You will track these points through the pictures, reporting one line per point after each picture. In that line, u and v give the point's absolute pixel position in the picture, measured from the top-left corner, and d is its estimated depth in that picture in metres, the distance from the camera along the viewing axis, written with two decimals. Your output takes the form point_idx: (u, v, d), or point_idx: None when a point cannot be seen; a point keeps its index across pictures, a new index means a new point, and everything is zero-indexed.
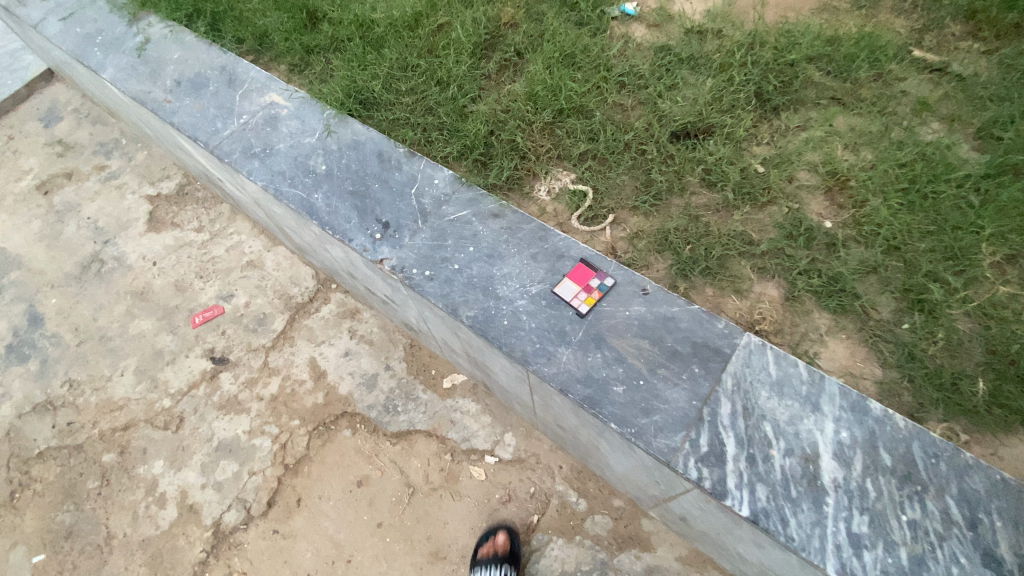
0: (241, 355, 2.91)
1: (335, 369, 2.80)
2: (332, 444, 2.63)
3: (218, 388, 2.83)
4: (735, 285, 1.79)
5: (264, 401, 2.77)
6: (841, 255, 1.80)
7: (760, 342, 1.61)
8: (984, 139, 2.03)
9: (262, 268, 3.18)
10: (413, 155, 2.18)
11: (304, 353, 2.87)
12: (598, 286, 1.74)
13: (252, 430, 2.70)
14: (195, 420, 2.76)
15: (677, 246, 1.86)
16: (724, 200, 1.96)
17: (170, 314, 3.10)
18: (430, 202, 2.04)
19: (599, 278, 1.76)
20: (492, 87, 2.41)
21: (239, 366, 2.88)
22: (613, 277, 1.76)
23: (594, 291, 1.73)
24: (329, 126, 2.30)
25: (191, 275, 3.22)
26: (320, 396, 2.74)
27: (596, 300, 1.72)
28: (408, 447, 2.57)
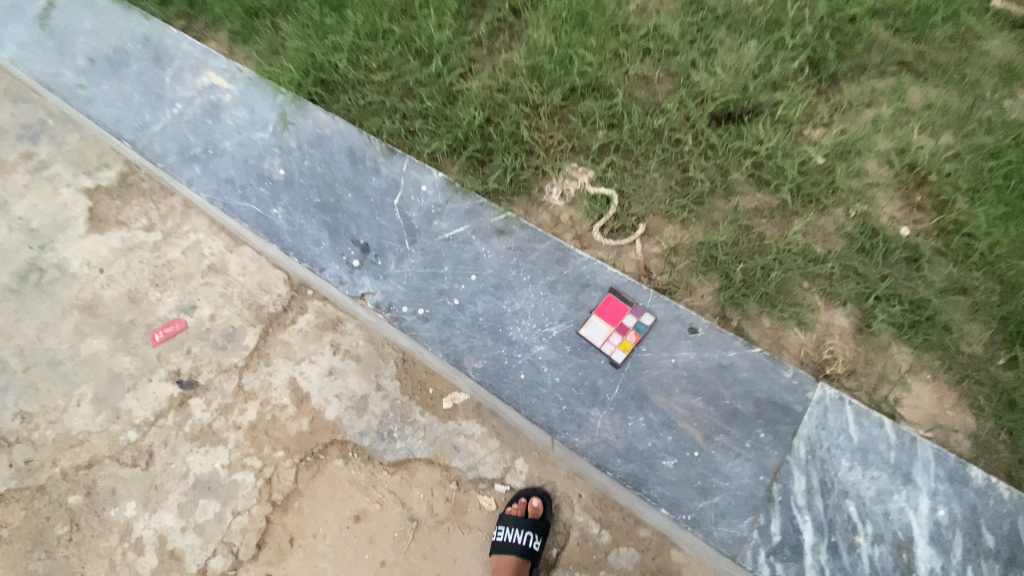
0: (212, 377, 2.26)
1: (316, 392, 2.24)
2: (323, 476, 2.14)
3: (190, 416, 2.22)
4: (800, 316, 1.47)
5: (241, 430, 2.20)
6: (923, 274, 1.50)
7: (837, 396, 1.32)
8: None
9: (226, 273, 2.40)
10: (392, 153, 1.75)
11: (281, 371, 2.26)
12: (633, 324, 1.41)
13: (232, 463, 2.16)
14: (167, 455, 2.17)
15: (727, 267, 1.51)
16: (780, 203, 1.61)
17: (124, 330, 2.33)
18: (418, 216, 1.64)
19: (634, 315, 1.42)
20: (485, 57, 1.93)
21: (210, 391, 2.25)
22: (653, 314, 1.42)
23: (629, 332, 1.40)
24: (284, 116, 1.87)
25: (141, 278, 2.39)
26: (303, 423, 2.20)
27: (632, 344, 1.39)
28: (408, 476, 2.14)
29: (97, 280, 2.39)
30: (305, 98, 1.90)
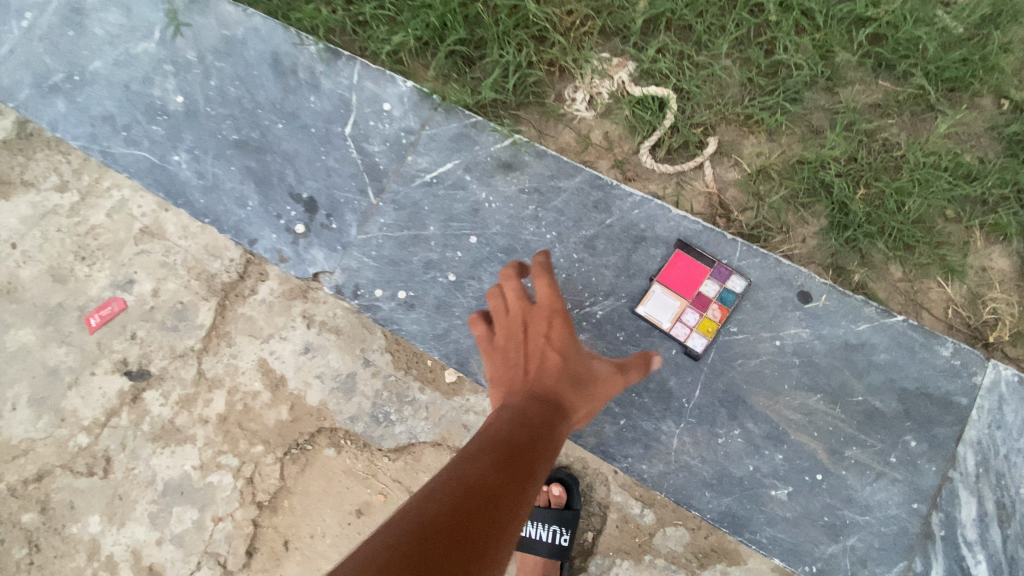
0: (166, 364, 1.25)
1: (292, 372, 1.23)
2: (314, 469, 1.23)
3: (148, 413, 1.24)
4: (946, 260, 1.02)
5: (209, 423, 1.24)
6: None
7: (1018, 377, 0.91)
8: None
9: (163, 237, 1.25)
10: (337, 56, 1.19)
11: (247, 352, 1.24)
12: (716, 294, 0.97)
13: (204, 463, 1.23)
14: (128, 458, 1.23)
15: (843, 195, 1.04)
16: (911, 93, 1.10)
17: (52, 316, 1.26)
18: (384, 153, 1.12)
19: (716, 280, 0.97)
20: None
21: (169, 380, 1.25)
22: (744, 277, 0.97)
23: (709, 306, 0.97)
24: (174, 14, 1.27)
25: (61, 251, 1.27)
26: (283, 412, 1.23)
27: (717, 324, 0.96)
28: (414, 457, 1.21)
29: (7, 255, 1.27)
30: None
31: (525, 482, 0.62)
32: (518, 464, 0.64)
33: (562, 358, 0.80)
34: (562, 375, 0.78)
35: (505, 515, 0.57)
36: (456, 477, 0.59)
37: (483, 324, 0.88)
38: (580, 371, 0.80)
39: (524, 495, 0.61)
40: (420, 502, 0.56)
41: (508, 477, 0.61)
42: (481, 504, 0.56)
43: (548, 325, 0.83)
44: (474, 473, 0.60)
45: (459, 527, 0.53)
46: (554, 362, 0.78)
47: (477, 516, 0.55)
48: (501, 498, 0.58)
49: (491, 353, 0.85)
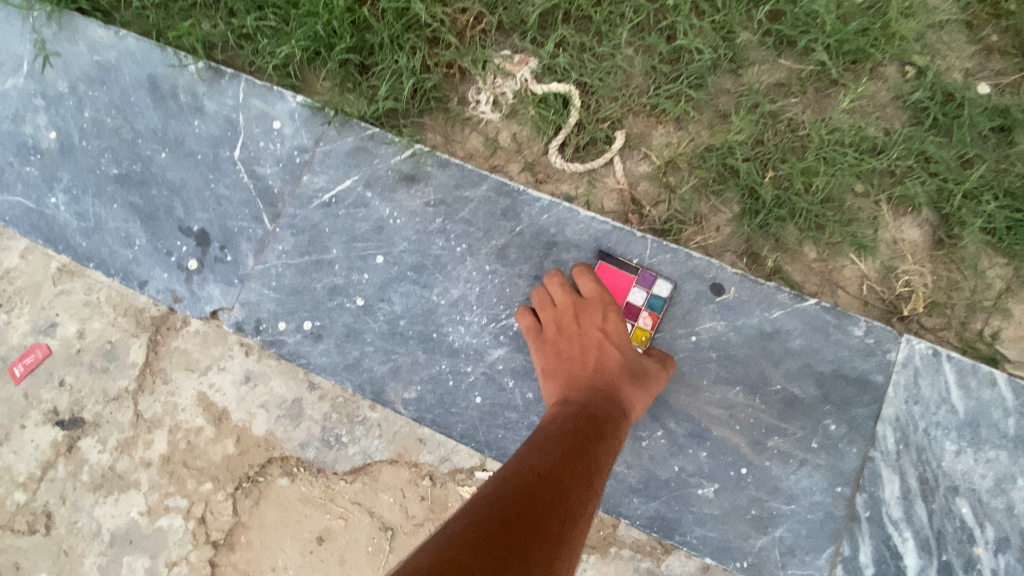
0: (100, 410, 1.11)
1: (235, 405, 1.09)
2: (268, 502, 1.08)
3: (86, 461, 1.10)
4: (857, 237, 1.02)
5: (151, 466, 1.09)
6: (1017, 148, 1.05)
7: (932, 349, 0.91)
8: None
9: (85, 274, 1.12)
10: (219, 76, 1.11)
11: (185, 388, 1.09)
12: (645, 302, 0.95)
13: (151, 508, 1.09)
14: (69, 511, 1.10)
15: (751, 179, 1.03)
16: (812, 71, 1.08)
17: None
18: (277, 176, 1.06)
19: (642, 287, 0.95)
20: None
21: (104, 426, 1.10)
22: (668, 279, 0.95)
23: (639, 315, 0.95)
24: (41, 44, 1.18)
25: None
26: (229, 446, 1.09)
27: (649, 332, 0.94)
28: (372, 477, 1.07)
29: None
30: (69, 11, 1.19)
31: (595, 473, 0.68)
32: (589, 455, 0.69)
33: (615, 354, 0.86)
34: (619, 371, 0.84)
35: (580, 501, 0.63)
36: (531, 462, 0.65)
37: (531, 315, 0.95)
38: (635, 369, 0.86)
39: (594, 485, 0.67)
40: (501, 481, 0.62)
41: (580, 465, 0.67)
42: (558, 490, 0.61)
43: (602, 320, 0.89)
44: (548, 459, 0.66)
45: (539, 507, 0.58)
46: (611, 356, 0.85)
47: (554, 499, 0.60)
48: (575, 484, 0.64)
49: (541, 343, 0.91)
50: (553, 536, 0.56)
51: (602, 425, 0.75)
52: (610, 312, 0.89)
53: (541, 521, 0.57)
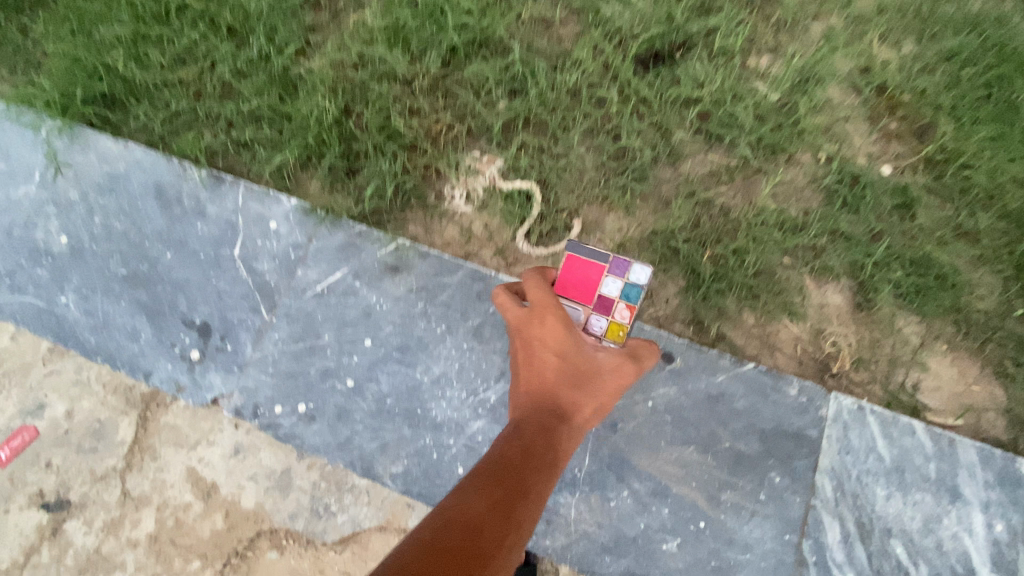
0: (87, 490, 1.16)
1: (224, 479, 1.15)
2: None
3: (71, 544, 1.15)
4: (787, 304, 1.17)
5: (138, 545, 1.14)
6: (918, 222, 1.21)
7: (855, 403, 1.04)
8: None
9: (73, 354, 1.20)
10: (220, 182, 1.25)
11: (174, 464, 1.16)
12: (620, 298, 0.97)
13: None
14: None
15: (692, 258, 1.18)
16: (738, 162, 1.26)
17: None
18: (274, 270, 1.18)
19: (620, 279, 0.98)
20: (328, 25, 1.40)
21: (91, 506, 1.16)
22: (644, 269, 0.98)
23: (615, 307, 0.97)
24: (53, 155, 1.31)
25: None
26: (218, 521, 1.15)
27: (626, 323, 0.96)
28: (361, 545, 1.12)
29: None
30: (79, 125, 1.34)
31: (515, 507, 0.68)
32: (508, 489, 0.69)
33: (558, 359, 0.85)
34: (559, 376, 0.83)
35: (493, 541, 0.63)
36: (447, 508, 0.66)
37: None
38: (580, 368, 0.84)
39: (513, 519, 0.67)
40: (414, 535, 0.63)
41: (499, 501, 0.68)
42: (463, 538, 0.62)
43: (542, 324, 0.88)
44: (463, 503, 0.66)
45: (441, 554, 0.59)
46: (550, 363, 0.84)
47: (459, 546, 0.61)
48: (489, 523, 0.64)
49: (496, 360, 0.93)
50: None
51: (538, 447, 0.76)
52: (546, 314, 0.88)
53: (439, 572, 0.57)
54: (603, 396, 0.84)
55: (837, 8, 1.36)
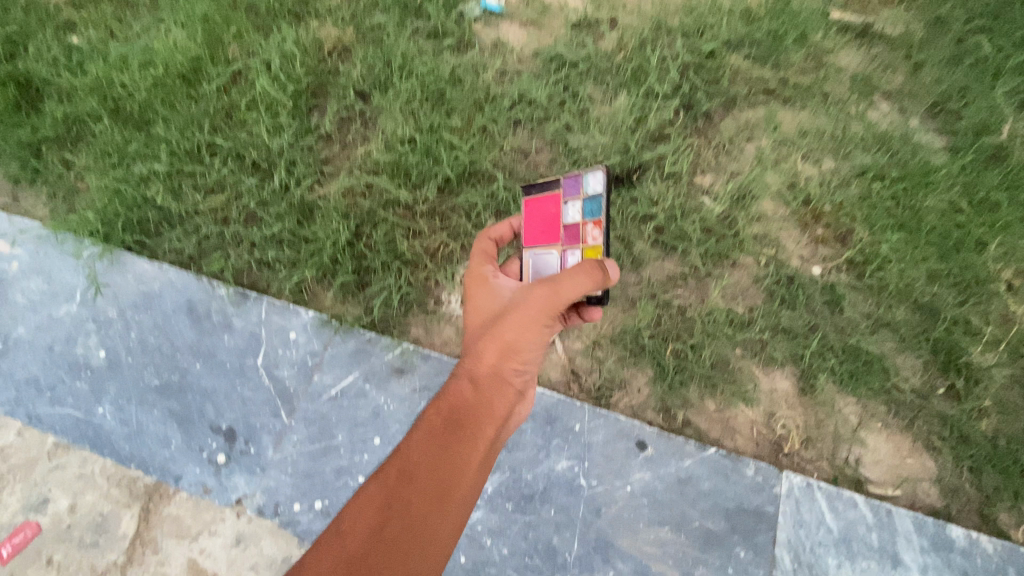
0: None
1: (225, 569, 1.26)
2: None
3: None
4: (742, 391, 1.35)
5: None
6: (845, 315, 1.41)
7: (804, 482, 1.29)
8: (968, 100, 1.71)
9: (80, 448, 1.34)
10: (245, 298, 1.44)
11: (175, 556, 1.27)
12: (583, 212, 1.10)
13: None
14: None
15: (658, 353, 1.38)
16: (691, 269, 1.48)
17: None
18: (293, 376, 1.36)
19: (582, 204, 1.11)
20: (341, 157, 1.67)
21: None
22: (600, 182, 1.09)
23: (582, 228, 1.10)
24: (94, 277, 1.47)
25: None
26: None
27: (597, 237, 1.07)
28: None
29: None
30: (118, 249, 1.52)
31: (409, 474, 0.93)
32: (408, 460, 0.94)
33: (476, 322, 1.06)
34: (473, 338, 1.04)
35: (384, 510, 0.90)
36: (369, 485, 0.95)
37: None
38: (488, 324, 1.03)
39: (404, 488, 0.92)
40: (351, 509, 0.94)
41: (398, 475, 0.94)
42: (366, 514, 0.90)
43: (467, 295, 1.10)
44: (377, 480, 0.95)
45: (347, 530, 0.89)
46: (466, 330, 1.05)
47: (362, 519, 0.90)
48: (384, 498, 0.91)
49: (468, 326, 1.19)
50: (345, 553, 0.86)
51: (443, 413, 0.99)
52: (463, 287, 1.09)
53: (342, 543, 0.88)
54: (507, 337, 1.00)
55: (765, 132, 1.66)
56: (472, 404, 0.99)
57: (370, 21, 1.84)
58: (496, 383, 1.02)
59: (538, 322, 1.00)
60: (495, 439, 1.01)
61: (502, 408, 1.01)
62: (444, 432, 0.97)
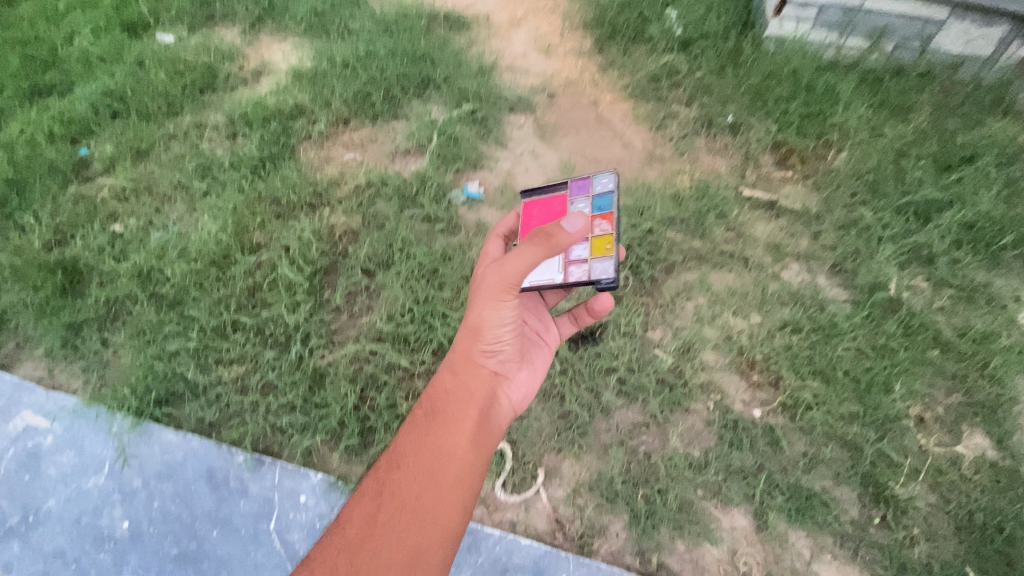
0: None
1: None
2: None
3: None
4: (707, 532, 1.56)
5: None
6: (785, 454, 1.66)
7: None
8: (860, 261, 2.13)
9: None
10: (260, 463, 1.65)
11: None
12: (594, 206, 1.60)
13: None
14: None
15: (629, 498, 1.60)
16: (651, 415, 1.74)
17: None
18: (301, 538, 1.55)
19: (591, 206, 1.61)
20: (347, 324, 1.95)
21: None
22: (610, 187, 1.60)
23: (593, 219, 1.58)
24: (123, 450, 1.66)
25: None
26: None
27: (608, 224, 1.55)
28: None
29: None
30: (147, 420, 1.72)
31: (400, 455, 1.28)
32: (402, 444, 1.30)
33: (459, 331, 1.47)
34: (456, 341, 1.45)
35: (380, 490, 1.23)
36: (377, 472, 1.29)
37: None
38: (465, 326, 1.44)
39: (395, 469, 1.25)
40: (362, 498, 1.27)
41: (393, 458, 1.28)
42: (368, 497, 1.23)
43: None
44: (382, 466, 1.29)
45: (352, 514, 1.21)
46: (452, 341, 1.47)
47: (364, 503, 1.22)
48: (380, 483, 1.24)
49: None
50: (348, 531, 1.17)
51: (430, 402, 1.36)
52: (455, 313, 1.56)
53: (347, 527, 1.19)
54: (471, 332, 1.39)
55: (700, 292, 2.02)
56: (449, 393, 1.36)
57: (373, 209, 2.24)
58: (467, 370, 1.39)
59: (491, 309, 1.35)
60: (476, 414, 1.34)
61: (472, 388, 1.37)
62: (426, 421, 1.32)
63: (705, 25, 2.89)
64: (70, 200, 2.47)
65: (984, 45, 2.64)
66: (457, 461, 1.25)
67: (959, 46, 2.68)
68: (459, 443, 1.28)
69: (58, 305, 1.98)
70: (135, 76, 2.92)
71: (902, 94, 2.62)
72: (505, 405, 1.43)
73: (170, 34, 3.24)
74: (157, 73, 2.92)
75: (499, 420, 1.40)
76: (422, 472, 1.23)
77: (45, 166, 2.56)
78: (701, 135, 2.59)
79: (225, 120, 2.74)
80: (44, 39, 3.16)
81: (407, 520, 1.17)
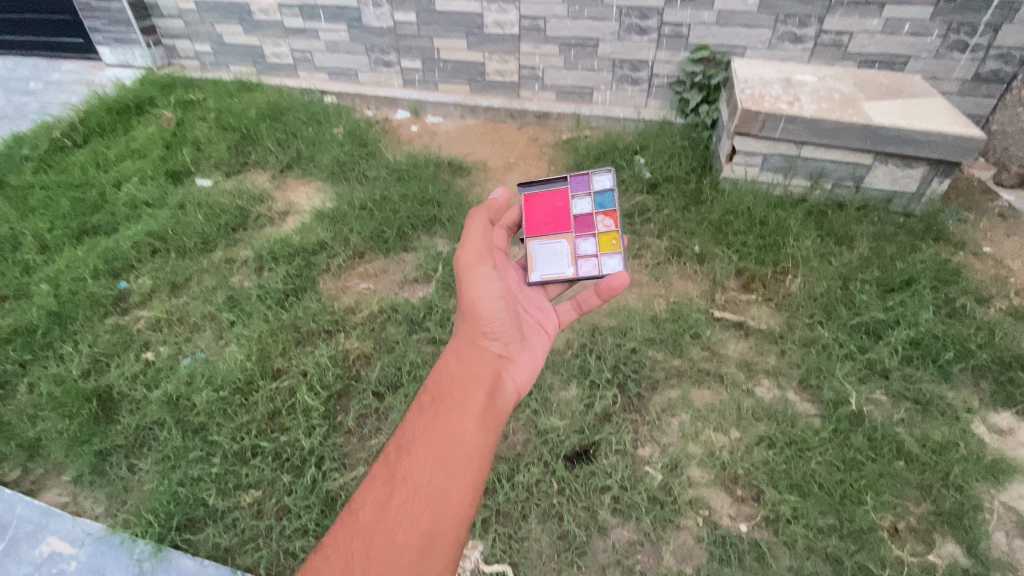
0: None
1: None
2: None
3: None
4: None
5: None
6: (772, 569, 1.77)
7: None
8: (825, 376, 2.36)
9: None
10: None
11: None
12: (595, 203, 2.02)
13: None
14: None
15: None
16: (644, 533, 1.86)
17: None
18: None
19: (594, 205, 2.01)
20: (358, 446, 2.11)
21: None
22: (609, 188, 2.02)
23: (597, 215, 2.00)
24: None
25: None
26: None
27: (611, 222, 1.97)
28: None
29: None
30: (167, 547, 1.84)
31: (411, 434, 1.45)
32: (413, 422, 1.49)
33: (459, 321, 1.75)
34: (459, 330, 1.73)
35: (392, 471, 1.38)
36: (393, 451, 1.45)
37: None
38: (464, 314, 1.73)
39: (407, 448, 1.42)
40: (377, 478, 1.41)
41: (405, 437, 1.46)
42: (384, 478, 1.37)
43: None
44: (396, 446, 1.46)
45: (368, 495, 1.35)
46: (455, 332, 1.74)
47: (379, 484, 1.36)
48: (394, 463, 1.40)
49: None
50: (364, 513, 1.31)
51: (439, 383, 1.58)
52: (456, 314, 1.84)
53: (363, 509, 1.33)
54: (470, 319, 1.67)
55: (683, 408, 2.22)
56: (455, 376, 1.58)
57: (384, 334, 2.49)
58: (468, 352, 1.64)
59: (480, 290, 1.66)
60: (479, 388, 1.54)
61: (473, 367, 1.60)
62: (434, 403, 1.51)
63: (668, 170, 3.41)
64: (107, 329, 2.72)
65: (909, 183, 3.12)
66: (465, 438, 1.42)
67: (888, 183, 3.15)
68: (465, 420, 1.46)
69: (90, 433, 2.15)
70: (176, 217, 3.33)
71: (844, 225, 3.03)
72: (506, 381, 1.63)
73: (208, 180, 3.74)
74: (195, 214, 3.34)
75: (504, 399, 1.60)
76: (433, 450, 1.39)
77: (87, 299, 2.84)
78: (672, 263, 2.97)
79: (253, 255, 3.10)
80: (97, 185, 3.63)
81: (421, 494, 1.32)
